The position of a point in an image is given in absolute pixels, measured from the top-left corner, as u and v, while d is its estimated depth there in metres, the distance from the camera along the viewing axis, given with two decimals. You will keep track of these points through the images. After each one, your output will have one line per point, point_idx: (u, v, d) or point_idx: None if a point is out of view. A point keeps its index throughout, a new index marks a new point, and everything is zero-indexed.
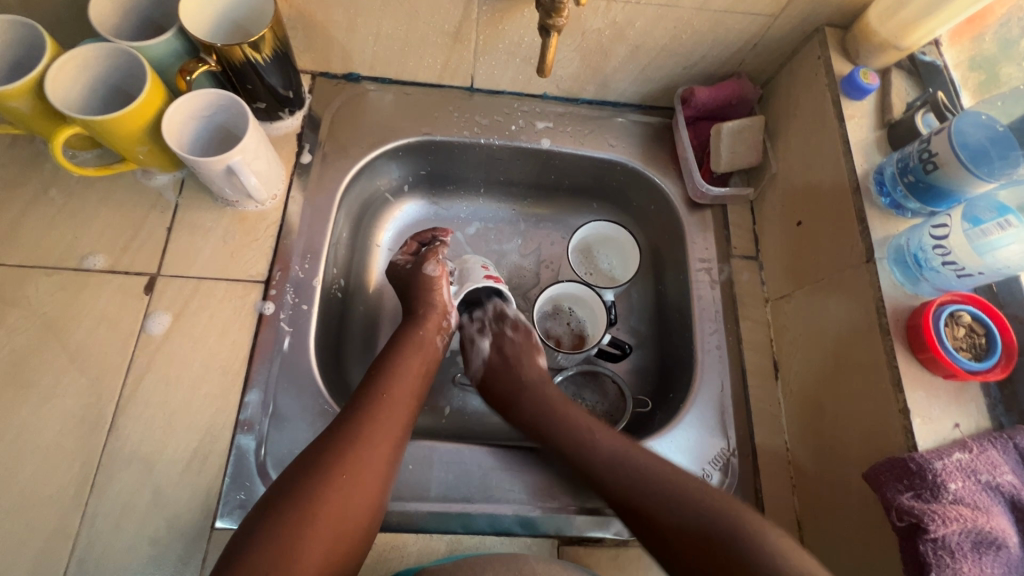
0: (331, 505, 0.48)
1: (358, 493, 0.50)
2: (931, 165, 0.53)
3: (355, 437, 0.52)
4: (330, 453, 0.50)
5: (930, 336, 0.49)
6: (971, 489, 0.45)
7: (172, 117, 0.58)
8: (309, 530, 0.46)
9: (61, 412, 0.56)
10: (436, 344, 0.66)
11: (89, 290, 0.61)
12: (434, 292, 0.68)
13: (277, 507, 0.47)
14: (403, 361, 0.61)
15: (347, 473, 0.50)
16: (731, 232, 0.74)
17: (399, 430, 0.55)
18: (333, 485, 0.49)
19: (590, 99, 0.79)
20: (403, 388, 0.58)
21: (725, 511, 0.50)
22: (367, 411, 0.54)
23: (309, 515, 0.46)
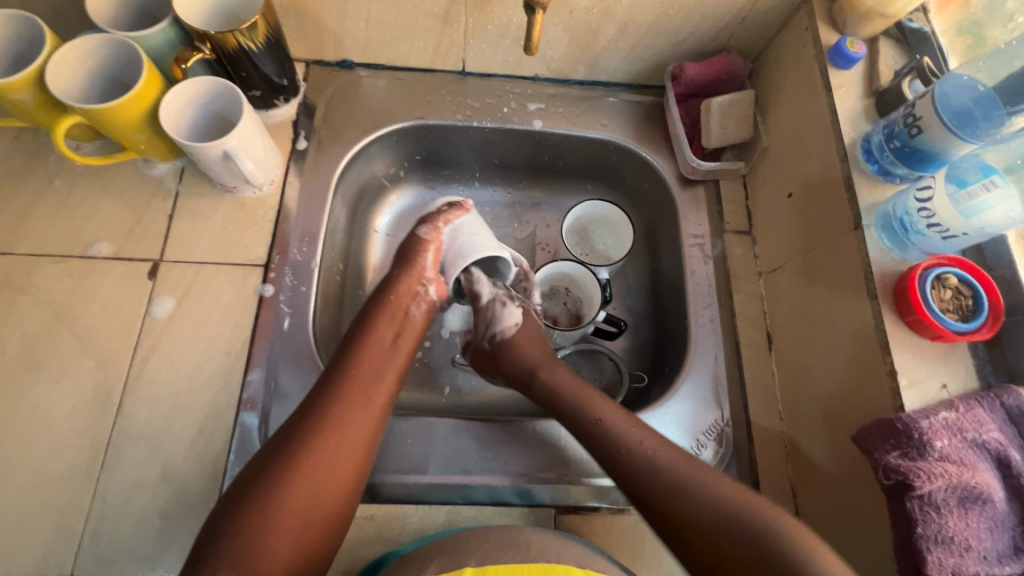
0: (299, 493, 0.48)
1: (327, 478, 0.50)
2: (916, 129, 0.53)
3: (326, 421, 0.52)
4: (297, 440, 0.50)
5: (917, 299, 0.50)
6: (957, 447, 0.45)
7: (169, 105, 0.60)
8: (276, 520, 0.46)
9: (71, 393, 0.58)
10: (411, 314, 0.63)
11: (95, 277, 0.63)
12: (416, 261, 0.66)
13: (245, 493, 0.47)
14: (374, 336, 0.59)
15: (317, 460, 0.50)
16: (724, 207, 0.75)
17: (374, 415, 0.54)
18: (302, 474, 0.49)
19: (581, 79, 0.79)
20: (376, 367, 0.57)
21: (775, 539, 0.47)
22: (341, 394, 0.54)
23: (276, 505, 0.47)
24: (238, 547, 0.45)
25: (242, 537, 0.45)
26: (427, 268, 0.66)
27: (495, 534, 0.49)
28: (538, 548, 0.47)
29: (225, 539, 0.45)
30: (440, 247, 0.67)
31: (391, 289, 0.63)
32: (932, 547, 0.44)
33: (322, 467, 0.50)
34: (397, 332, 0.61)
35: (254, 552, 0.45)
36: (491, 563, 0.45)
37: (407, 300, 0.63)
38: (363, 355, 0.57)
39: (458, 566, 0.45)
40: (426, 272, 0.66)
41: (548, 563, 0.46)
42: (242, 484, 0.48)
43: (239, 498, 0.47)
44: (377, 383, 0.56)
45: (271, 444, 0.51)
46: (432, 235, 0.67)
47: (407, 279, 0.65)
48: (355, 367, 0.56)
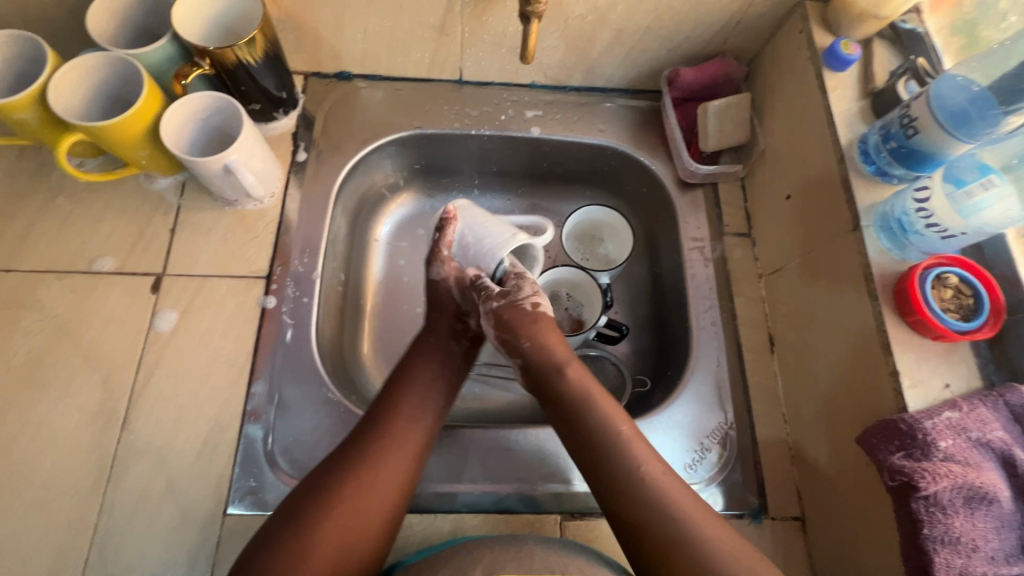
0: (333, 535, 0.48)
1: (364, 519, 0.49)
2: (912, 130, 0.53)
3: (363, 462, 0.52)
4: (337, 480, 0.50)
5: (916, 299, 0.50)
6: (962, 447, 0.45)
7: (169, 120, 0.60)
8: (309, 567, 0.46)
9: (76, 409, 0.59)
10: (450, 351, 0.63)
11: (98, 292, 0.63)
12: (444, 296, 0.65)
13: (284, 528, 0.47)
14: (415, 376, 0.59)
15: (354, 502, 0.49)
16: (722, 210, 0.75)
17: (412, 457, 0.54)
18: (338, 514, 0.49)
19: (578, 86, 0.80)
20: (417, 407, 0.57)
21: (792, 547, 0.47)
22: (379, 435, 0.54)
23: (310, 550, 0.46)
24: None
25: None
26: (453, 300, 0.65)
27: (500, 547, 0.48)
28: (542, 560, 0.47)
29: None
30: (456, 275, 0.66)
31: (430, 328, 0.64)
32: (939, 548, 0.44)
33: (361, 507, 0.50)
34: (435, 370, 0.61)
35: None
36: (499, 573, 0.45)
37: (448, 339, 0.63)
38: (407, 394, 0.58)
39: None
40: (457, 306, 0.65)
41: None
42: (279, 520, 0.48)
43: (269, 544, 0.47)
44: (415, 423, 0.56)
45: (304, 487, 0.51)
46: (444, 270, 0.66)
47: (440, 316, 0.65)
48: (395, 409, 0.56)
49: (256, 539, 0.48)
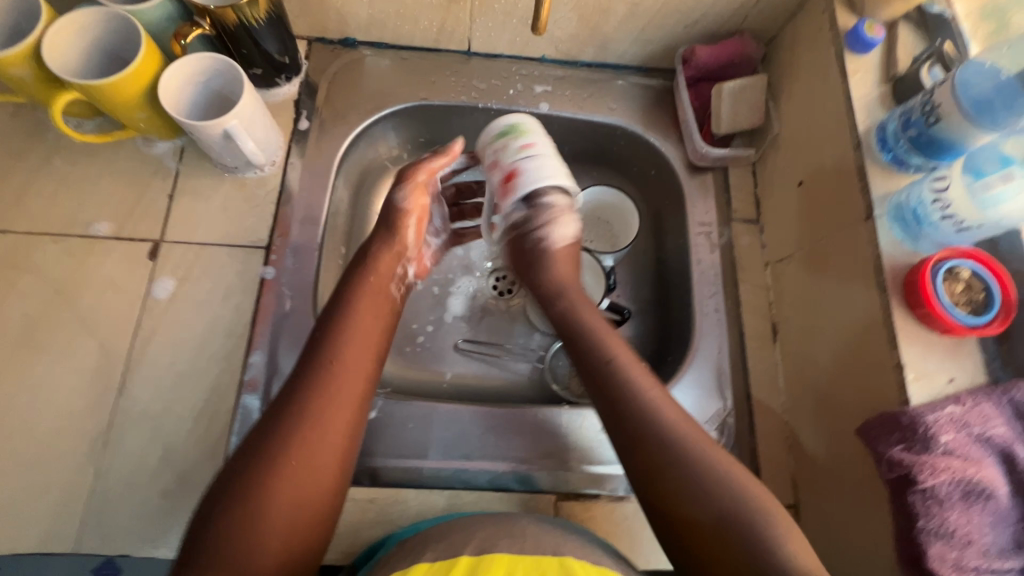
0: (290, 481, 0.45)
1: (313, 469, 0.46)
2: (934, 118, 0.51)
3: (303, 411, 0.48)
4: (277, 435, 0.46)
5: (926, 292, 0.49)
6: (962, 442, 0.45)
7: (168, 82, 0.58)
8: (261, 526, 0.43)
9: (73, 373, 0.58)
10: (394, 294, 0.59)
11: (95, 256, 0.62)
12: (399, 235, 0.62)
13: (231, 493, 0.44)
14: (358, 322, 0.54)
15: (296, 456, 0.46)
16: (732, 195, 0.74)
17: (355, 403, 0.50)
18: (283, 472, 0.45)
19: (589, 61, 0.77)
20: (359, 352, 0.53)
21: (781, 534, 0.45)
22: (321, 375, 0.50)
23: (258, 511, 0.43)
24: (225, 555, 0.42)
25: (230, 547, 0.42)
26: (408, 245, 0.63)
27: (491, 525, 0.48)
28: (533, 539, 0.46)
29: (204, 549, 0.42)
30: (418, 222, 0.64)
31: (369, 268, 0.59)
32: (933, 540, 0.44)
33: (306, 460, 0.46)
34: (376, 314, 0.56)
35: (244, 554, 0.42)
36: (491, 551, 0.44)
37: (388, 281, 0.59)
38: (350, 338, 0.53)
39: (454, 554, 0.44)
40: (407, 247, 0.63)
41: (541, 556, 0.44)
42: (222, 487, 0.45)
43: (217, 501, 0.44)
44: (358, 365, 0.52)
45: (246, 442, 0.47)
46: (410, 202, 0.63)
47: (384, 259, 0.60)
48: (336, 354, 0.51)
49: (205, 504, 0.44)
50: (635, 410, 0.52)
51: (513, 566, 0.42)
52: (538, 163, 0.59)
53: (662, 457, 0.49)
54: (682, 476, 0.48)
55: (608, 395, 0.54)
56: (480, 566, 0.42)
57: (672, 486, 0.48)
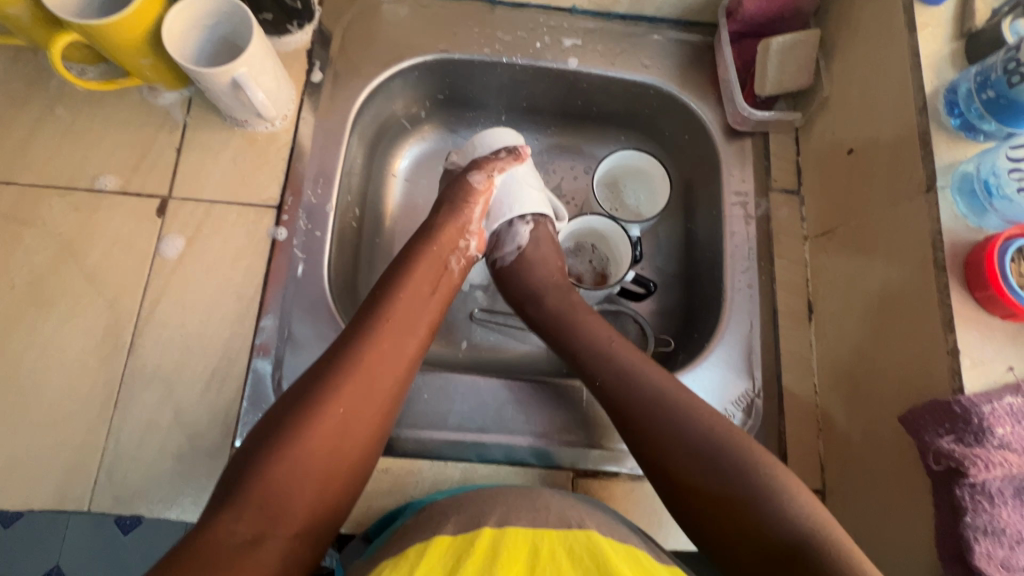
0: (331, 433, 0.47)
1: (353, 428, 0.48)
2: (1018, 77, 0.46)
3: (357, 367, 0.49)
4: (328, 384, 0.48)
5: (993, 273, 0.44)
6: (1020, 435, 0.42)
7: (172, 26, 0.54)
8: (300, 470, 0.45)
9: (82, 331, 0.57)
10: (452, 268, 0.60)
11: (103, 212, 0.60)
12: (462, 211, 0.61)
13: (277, 432, 0.45)
14: (407, 286, 0.55)
15: (343, 409, 0.47)
16: (772, 163, 0.69)
17: (404, 368, 0.52)
18: (330, 421, 0.47)
19: (624, 13, 0.72)
20: (410, 317, 0.54)
21: (780, 512, 0.45)
22: (374, 335, 0.51)
23: (300, 454, 0.45)
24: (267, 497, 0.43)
25: (268, 482, 0.44)
26: (472, 220, 0.62)
27: (512, 497, 0.46)
28: (557, 511, 0.44)
29: (245, 491, 0.43)
30: (485, 202, 0.63)
31: (431, 240, 0.59)
32: (980, 538, 0.41)
33: (353, 414, 0.48)
34: (432, 287, 0.57)
35: (278, 493, 0.44)
36: (513, 523, 0.42)
37: (448, 254, 0.59)
38: (401, 303, 0.54)
39: (475, 525, 0.42)
40: (470, 225, 0.62)
41: (569, 528, 0.42)
42: (267, 425, 0.46)
43: (262, 447, 0.45)
44: (409, 333, 0.53)
45: (291, 391, 0.48)
46: (485, 185, 0.63)
47: (450, 230, 0.60)
48: (386, 314, 0.52)
49: (250, 440, 0.46)
50: (621, 379, 0.54)
51: (536, 542, 0.40)
52: (515, 189, 0.64)
53: (657, 420, 0.51)
54: (688, 437, 0.49)
55: (618, 363, 0.55)
56: (503, 543, 0.40)
57: (675, 449, 0.49)
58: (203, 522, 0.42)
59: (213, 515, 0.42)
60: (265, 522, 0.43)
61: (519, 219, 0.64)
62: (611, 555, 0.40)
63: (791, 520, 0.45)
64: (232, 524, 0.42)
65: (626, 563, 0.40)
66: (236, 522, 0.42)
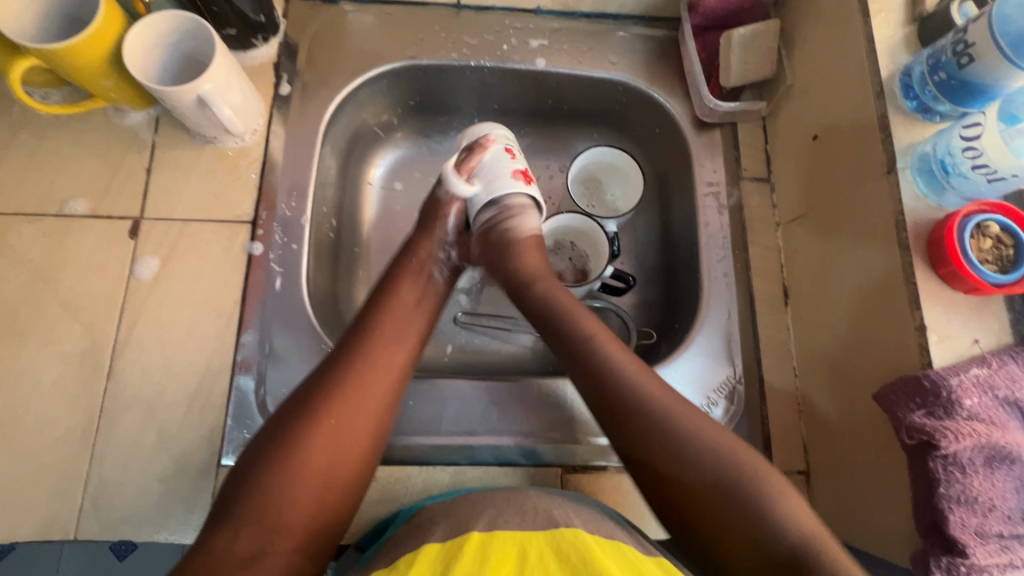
0: (323, 445, 0.46)
1: (348, 439, 0.47)
2: (966, 58, 0.47)
3: (346, 378, 0.49)
4: (319, 397, 0.48)
5: (953, 249, 0.46)
6: (987, 405, 0.43)
7: (133, 44, 0.54)
8: (296, 484, 0.45)
9: (60, 358, 0.56)
10: (433, 277, 0.60)
11: (74, 236, 0.59)
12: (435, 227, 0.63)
13: (270, 448, 0.46)
14: (396, 299, 0.56)
15: (333, 421, 0.47)
16: (741, 152, 0.70)
17: (395, 375, 0.52)
18: (323, 432, 0.47)
19: (589, 11, 0.72)
20: (399, 326, 0.54)
21: (774, 487, 0.46)
22: (361, 347, 0.52)
23: (296, 466, 0.45)
24: (259, 511, 0.43)
25: (265, 496, 0.44)
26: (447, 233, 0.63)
27: (501, 500, 0.46)
28: (545, 512, 0.45)
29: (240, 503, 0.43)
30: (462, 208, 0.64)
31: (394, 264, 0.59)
32: (954, 507, 0.42)
33: (344, 424, 0.47)
34: (418, 298, 0.58)
35: (273, 506, 0.44)
36: (499, 528, 0.42)
37: (428, 264, 0.61)
38: (387, 313, 0.54)
39: (462, 533, 0.42)
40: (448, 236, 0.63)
41: (556, 529, 0.42)
42: (263, 441, 0.46)
43: (254, 463, 0.45)
44: (397, 342, 0.53)
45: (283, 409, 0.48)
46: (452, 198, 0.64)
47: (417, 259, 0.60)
48: (373, 327, 0.53)
49: (250, 451, 0.46)
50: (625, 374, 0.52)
51: (522, 546, 0.41)
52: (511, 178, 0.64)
53: (659, 422, 0.49)
54: (681, 449, 0.48)
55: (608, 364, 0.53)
56: (490, 548, 0.40)
57: (678, 462, 0.48)
58: (203, 542, 0.42)
59: (212, 533, 0.43)
60: (263, 537, 0.43)
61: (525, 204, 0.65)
62: (598, 554, 0.40)
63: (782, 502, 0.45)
64: (232, 541, 0.42)
65: (615, 562, 0.40)
66: (233, 540, 0.42)
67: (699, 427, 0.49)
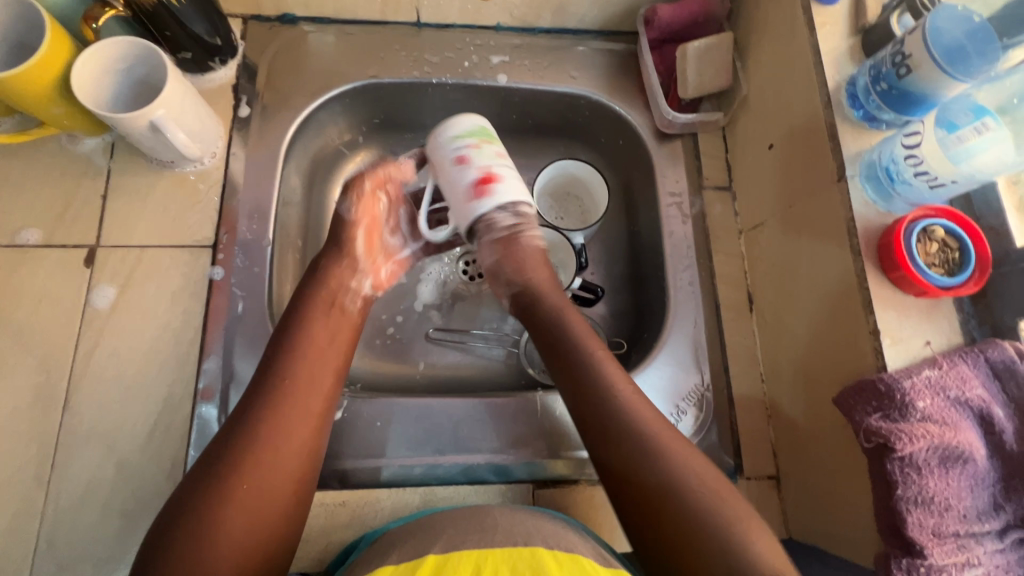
0: (239, 497, 0.44)
1: (268, 484, 0.46)
2: (904, 69, 0.49)
3: (258, 422, 0.48)
4: (233, 444, 0.46)
5: (901, 254, 0.47)
6: (940, 406, 0.44)
7: (81, 71, 0.53)
8: (215, 538, 0.42)
9: (12, 393, 0.55)
10: (348, 309, 0.58)
11: (26, 267, 0.58)
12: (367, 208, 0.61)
13: (188, 502, 0.44)
14: (308, 334, 0.54)
15: (250, 466, 0.46)
16: (703, 162, 0.71)
17: (313, 412, 0.50)
18: (241, 479, 0.45)
19: (548, 27, 0.73)
20: (312, 362, 0.52)
21: (723, 508, 0.46)
22: (273, 386, 0.50)
23: (213, 518, 0.43)
24: (182, 555, 0.41)
25: (183, 554, 0.41)
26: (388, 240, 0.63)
27: (462, 519, 0.46)
28: (504, 529, 0.44)
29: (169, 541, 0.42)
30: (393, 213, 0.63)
31: (322, 281, 0.57)
32: (912, 509, 0.43)
33: (262, 470, 0.46)
34: (331, 330, 0.55)
35: (194, 562, 0.41)
36: (460, 548, 0.42)
37: (342, 294, 0.58)
38: (299, 350, 0.53)
39: (420, 555, 0.41)
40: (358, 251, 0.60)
41: (514, 547, 0.42)
42: (179, 495, 0.44)
43: (174, 521, 0.42)
44: (313, 378, 0.52)
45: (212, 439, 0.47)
46: (356, 211, 0.60)
47: (340, 272, 0.58)
48: (287, 363, 0.52)
49: (167, 508, 0.44)
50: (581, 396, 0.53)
51: (479, 561, 0.40)
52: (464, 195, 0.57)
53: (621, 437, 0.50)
54: (631, 453, 0.49)
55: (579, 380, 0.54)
56: (449, 566, 0.39)
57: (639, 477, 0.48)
58: None
59: None
60: None
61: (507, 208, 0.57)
62: (554, 570, 0.40)
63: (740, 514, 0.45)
64: None
65: None
66: None
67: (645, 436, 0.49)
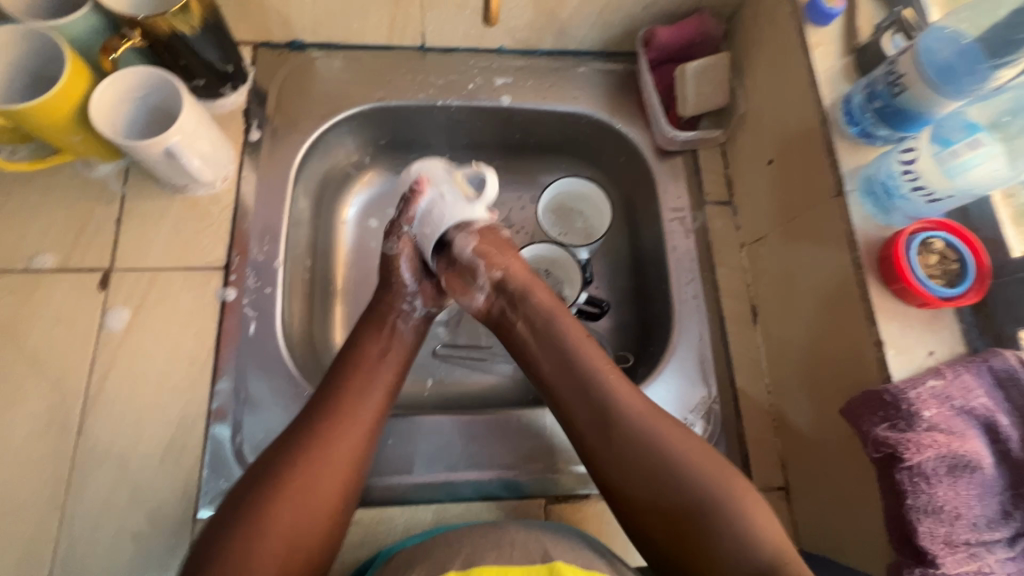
0: (282, 519, 0.45)
1: (312, 504, 0.46)
2: (898, 88, 0.51)
3: (311, 441, 0.48)
4: (283, 459, 0.47)
5: (901, 265, 0.48)
6: (945, 415, 0.45)
7: (100, 100, 0.55)
8: (255, 557, 0.43)
9: (27, 416, 0.55)
10: (399, 329, 0.58)
11: (41, 291, 0.59)
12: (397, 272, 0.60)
13: (233, 517, 0.45)
14: (360, 354, 0.55)
15: (294, 488, 0.46)
16: (703, 177, 0.73)
17: (363, 433, 0.51)
18: (287, 501, 0.46)
19: (549, 49, 0.75)
20: (362, 384, 0.53)
21: (743, 511, 0.46)
22: (325, 410, 0.50)
23: (255, 539, 0.44)
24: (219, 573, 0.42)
25: (225, 569, 0.42)
26: (406, 283, 0.60)
27: (480, 536, 0.46)
28: (520, 544, 0.45)
29: None
30: (412, 252, 0.60)
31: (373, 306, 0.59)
32: (922, 518, 0.44)
33: (309, 490, 0.47)
34: (383, 348, 0.56)
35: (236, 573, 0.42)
36: (477, 564, 0.42)
37: (393, 313, 0.58)
38: (353, 372, 0.53)
39: (440, 572, 0.42)
40: (406, 285, 0.60)
41: (532, 564, 0.42)
42: (229, 508, 0.46)
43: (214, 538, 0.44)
44: (363, 400, 0.52)
45: (250, 473, 0.48)
46: (399, 248, 0.60)
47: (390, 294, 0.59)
48: (340, 385, 0.52)
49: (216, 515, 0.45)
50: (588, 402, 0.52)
51: None
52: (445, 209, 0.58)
53: (641, 438, 0.50)
54: (656, 453, 0.49)
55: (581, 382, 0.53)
56: None
57: (664, 488, 0.48)
58: None
59: None
60: None
61: (458, 231, 0.59)
62: None
63: (754, 516, 0.46)
64: None
65: None
66: None
67: (671, 440, 0.49)
